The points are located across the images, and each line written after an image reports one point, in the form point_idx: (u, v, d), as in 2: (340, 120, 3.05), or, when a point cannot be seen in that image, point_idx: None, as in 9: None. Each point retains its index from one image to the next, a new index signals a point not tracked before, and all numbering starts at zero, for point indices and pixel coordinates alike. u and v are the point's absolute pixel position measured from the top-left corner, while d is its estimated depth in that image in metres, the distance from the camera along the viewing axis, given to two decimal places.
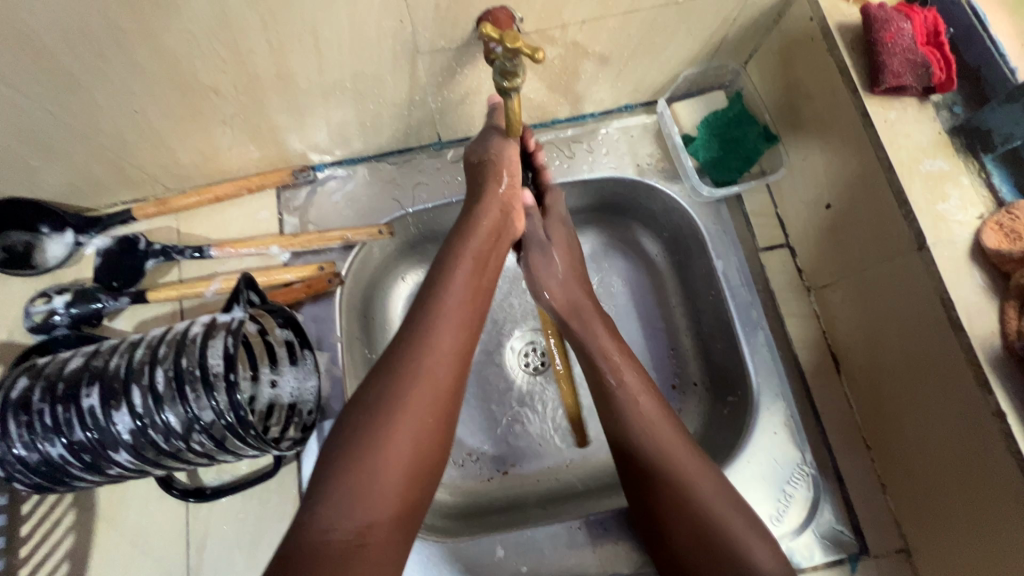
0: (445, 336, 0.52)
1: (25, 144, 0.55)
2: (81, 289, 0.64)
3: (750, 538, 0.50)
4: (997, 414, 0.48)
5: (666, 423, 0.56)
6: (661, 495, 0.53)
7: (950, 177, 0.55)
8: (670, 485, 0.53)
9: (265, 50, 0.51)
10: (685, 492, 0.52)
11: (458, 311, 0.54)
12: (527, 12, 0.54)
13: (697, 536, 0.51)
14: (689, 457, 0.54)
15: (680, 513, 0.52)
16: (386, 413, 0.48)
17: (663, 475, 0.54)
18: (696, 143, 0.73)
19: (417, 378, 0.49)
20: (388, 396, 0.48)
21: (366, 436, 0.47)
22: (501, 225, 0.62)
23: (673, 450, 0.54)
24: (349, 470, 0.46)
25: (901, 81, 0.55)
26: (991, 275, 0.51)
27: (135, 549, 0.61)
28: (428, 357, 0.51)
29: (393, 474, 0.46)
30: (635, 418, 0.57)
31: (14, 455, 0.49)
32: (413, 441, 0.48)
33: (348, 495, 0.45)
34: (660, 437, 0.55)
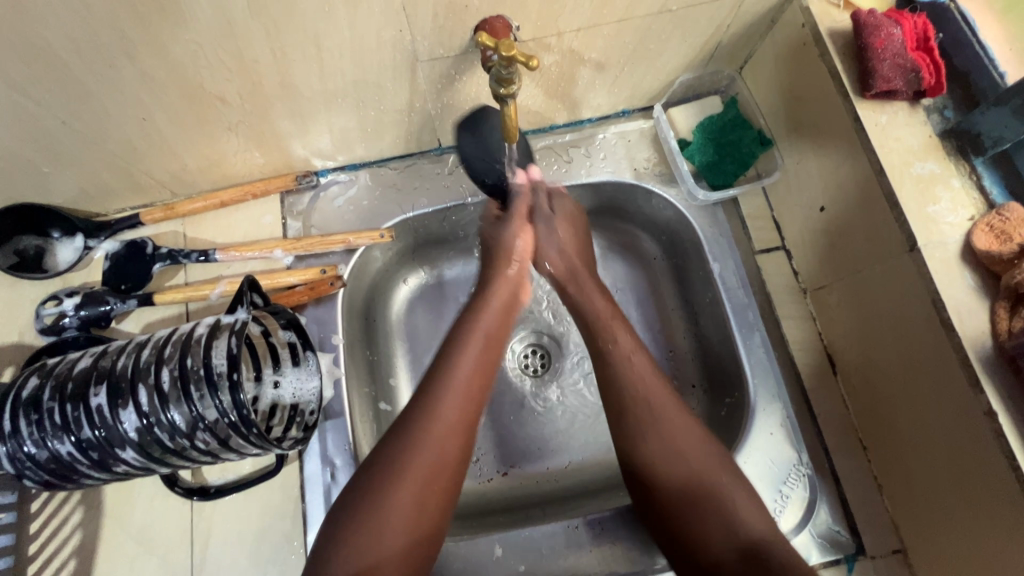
0: (455, 400, 0.54)
1: (38, 151, 0.56)
2: (90, 292, 0.65)
3: (736, 491, 0.52)
4: (989, 413, 0.48)
5: (653, 375, 0.59)
6: (644, 445, 0.55)
7: (941, 179, 0.55)
8: (654, 432, 0.55)
9: (269, 59, 0.53)
10: (670, 441, 0.54)
11: (468, 377, 0.56)
12: (523, 21, 0.55)
13: (687, 488, 0.52)
14: (676, 408, 0.56)
15: (662, 459, 0.54)
16: (395, 471, 0.50)
17: (650, 429, 0.55)
18: (692, 147, 0.73)
19: (425, 433, 0.51)
20: (398, 457, 0.50)
21: (378, 489, 0.49)
22: (512, 302, 0.65)
23: (661, 401, 0.56)
24: (360, 521, 0.48)
25: (891, 85, 0.56)
26: (982, 276, 0.52)
27: (141, 547, 0.62)
28: (439, 416, 0.52)
29: (398, 524, 0.48)
30: (626, 374, 0.59)
31: (24, 452, 0.51)
32: (419, 496, 0.49)
33: (356, 543, 0.47)
34: (647, 391, 0.57)
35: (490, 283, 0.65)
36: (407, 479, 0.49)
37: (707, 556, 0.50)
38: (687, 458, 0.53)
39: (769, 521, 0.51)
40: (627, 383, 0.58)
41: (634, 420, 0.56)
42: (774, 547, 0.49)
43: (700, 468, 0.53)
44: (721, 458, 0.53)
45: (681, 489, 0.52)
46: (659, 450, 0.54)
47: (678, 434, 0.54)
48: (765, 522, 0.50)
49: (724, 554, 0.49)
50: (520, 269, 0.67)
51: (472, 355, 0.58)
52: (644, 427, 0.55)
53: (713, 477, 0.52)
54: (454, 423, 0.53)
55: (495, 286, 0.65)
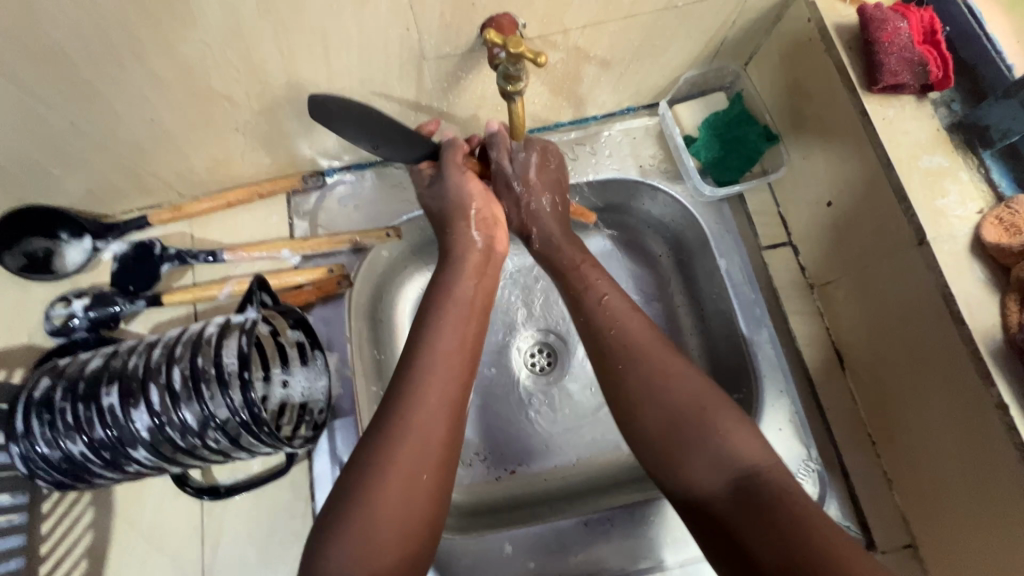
0: (442, 385, 0.53)
1: (48, 153, 0.57)
2: (99, 293, 0.66)
3: (726, 426, 0.51)
4: (1000, 406, 0.48)
5: (634, 318, 0.59)
6: (630, 387, 0.55)
7: (949, 172, 0.55)
8: (638, 375, 0.55)
9: (277, 59, 0.53)
10: (654, 379, 0.54)
11: (451, 354, 0.55)
12: (529, 18, 0.55)
13: (673, 425, 0.52)
14: (657, 348, 0.56)
15: (647, 398, 0.54)
16: (383, 462, 0.48)
17: (632, 372, 0.55)
18: (698, 144, 0.73)
19: (411, 420, 0.50)
20: (381, 450, 0.49)
21: (366, 482, 0.48)
22: (485, 263, 0.63)
23: (644, 344, 0.57)
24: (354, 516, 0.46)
25: (898, 79, 0.56)
26: (991, 269, 0.52)
27: (153, 547, 0.62)
28: (422, 402, 0.51)
29: (393, 517, 0.47)
30: (602, 318, 0.59)
31: (37, 452, 0.51)
32: (409, 482, 0.48)
33: (353, 541, 0.45)
34: (628, 336, 0.57)
35: (455, 245, 0.63)
36: (395, 469, 0.48)
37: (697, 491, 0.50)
38: (672, 396, 0.53)
39: (763, 449, 0.50)
40: (606, 329, 0.58)
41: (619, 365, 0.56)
42: (766, 473, 0.48)
43: (686, 405, 0.53)
44: (706, 393, 0.53)
45: (666, 429, 0.52)
46: (643, 389, 0.54)
47: (663, 377, 0.54)
48: (756, 450, 0.50)
49: (714, 481, 0.49)
50: (483, 227, 0.64)
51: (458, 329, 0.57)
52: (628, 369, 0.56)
53: (700, 411, 0.52)
54: (441, 408, 0.52)
55: (460, 252, 0.63)
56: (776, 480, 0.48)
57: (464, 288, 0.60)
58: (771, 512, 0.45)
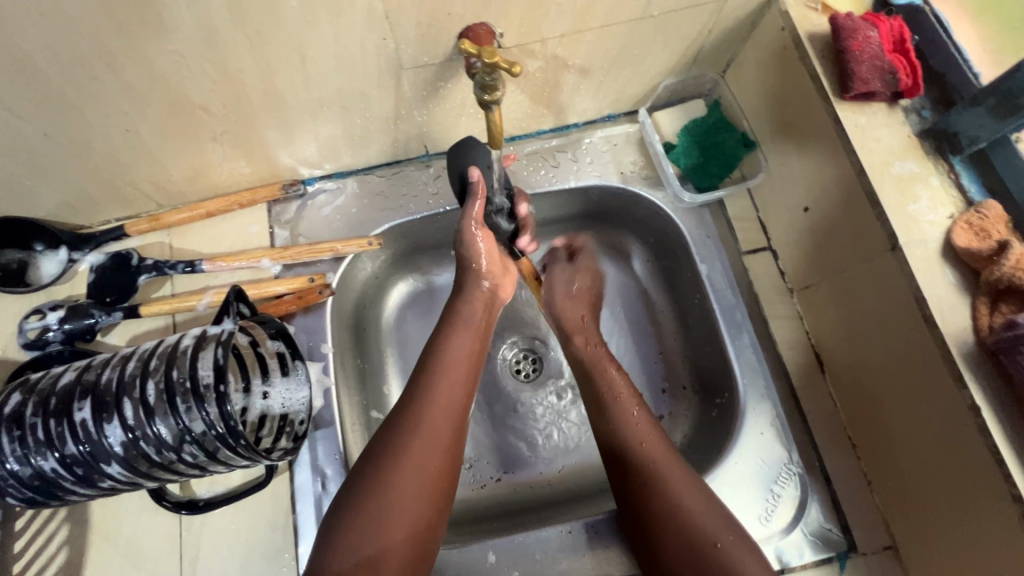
0: (444, 386, 0.56)
1: (20, 164, 0.56)
2: (75, 305, 0.65)
3: (739, 551, 0.50)
4: (973, 408, 0.49)
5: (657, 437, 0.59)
6: (652, 506, 0.54)
7: (921, 178, 0.56)
8: (660, 496, 0.54)
9: (253, 69, 0.53)
10: (674, 501, 0.54)
11: (456, 363, 0.58)
12: (506, 28, 0.55)
13: (689, 551, 0.51)
14: (673, 465, 0.56)
15: (669, 525, 0.53)
16: (389, 458, 0.51)
17: (652, 482, 0.55)
18: (677, 151, 0.74)
19: (420, 418, 0.53)
20: (388, 445, 0.51)
21: (372, 477, 0.50)
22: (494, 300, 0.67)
23: (666, 463, 0.56)
24: (356, 510, 0.48)
25: (869, 87, 0.57)
26: (962, 272, 0.53)
27: (129, 563, 0.61)
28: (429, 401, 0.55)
29: (398, 512, 0.49)
30: (629, 432, 0.60)
31: (6, 470, 0.50)
32: (426, 455, 0.52)
33: (355, 534, 0.47)
34: (648, 450, 0.58)
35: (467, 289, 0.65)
36: (403, 464, 0.51)
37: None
38: (693, 521, 0.52)
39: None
40: (631, 441, 0.59)
41: (641, 474, 0.56)
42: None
43: (707, 530, 0.51)
44: (728, 521, 0.52)
45: (688, 557, 0.51)
46: (663, 510, 0.53)
47: (682, 498, 0.53)
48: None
49: None
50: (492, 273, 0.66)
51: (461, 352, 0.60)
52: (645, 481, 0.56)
53: (720, 541, 0.51)
54: (451, 399, 0.56)
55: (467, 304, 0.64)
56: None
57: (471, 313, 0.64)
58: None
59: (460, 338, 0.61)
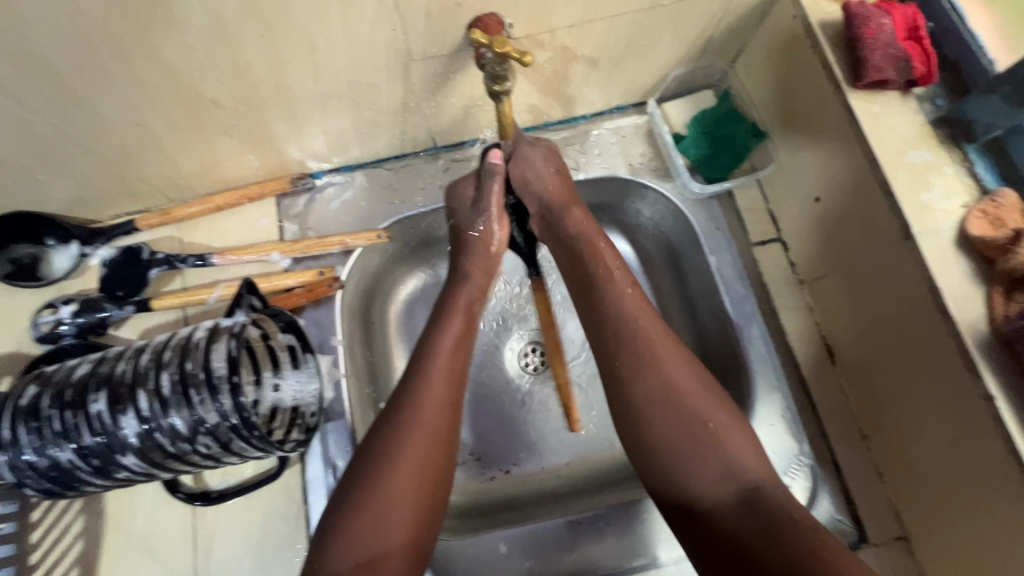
0: (438, 383, 0.54)
1: (32, 158, 0.56)
2: (86, 299, 0.65)
3: (731, 432, 0.50)
4: (987, 398, 0.49)
5: (651, 316, 0.57)
6: (640, 374, 0.53)
7: (935, 167, 0.56)
8: (647, 361, 0.53)
9: (263, 61, 0.53)
10: (668, 379, 0.52)
11: (454, 350, 0.57)
12: (515, 18, 0.55)
13: (677, 425, 0.51)
14: (671, 346, 0.54)
15: (655, 408, 0.52)
16: (384, 462, 0.49)
17: (641, 370, 0.53)
18: (686, 141, 0.74)
19: (415, 416, 0.52)
20: (384, 448, 0.50)
21: (368, 486, 0.48)
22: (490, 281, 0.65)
23: (659, 338, 0.55)
24: (355, 514, 0.47)
25: (883, 75, 0.57)
26: (977, 261, 0.52)
27: (144, 553, 0.62)
28: (423, 404, 0.52)
29: (397, 516, 0.48)
30: (623, 315, 0.57)
31: (24, 460, 0.50)
32: (423, 458, 0.50)
33: (355, 538, 0.46)
34: (641, 329, 0.55)
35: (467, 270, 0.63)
36: (401, 467, 0.49)
37: (698, 493, 0.49)
38: (688, 403, 0.51)
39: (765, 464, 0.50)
40: (627, 320, 0.56)
41: (633, 356, 0.54)
42: (771, 488, 0.48)
43: (699, 411, 0.51)
44: (721, 405, 0.52)
45: (677, 431, 0.51)
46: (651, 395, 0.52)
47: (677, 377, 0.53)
48: (761, 464, 0.50)
49: (721, 490, 0.48)
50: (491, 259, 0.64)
51: (454, 336, 0.58)
52: (635, 371, 0.53)
53: (712, 421, 0.50)
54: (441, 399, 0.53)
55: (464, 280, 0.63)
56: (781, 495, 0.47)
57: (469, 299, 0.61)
58: (786, 533, 0.45)
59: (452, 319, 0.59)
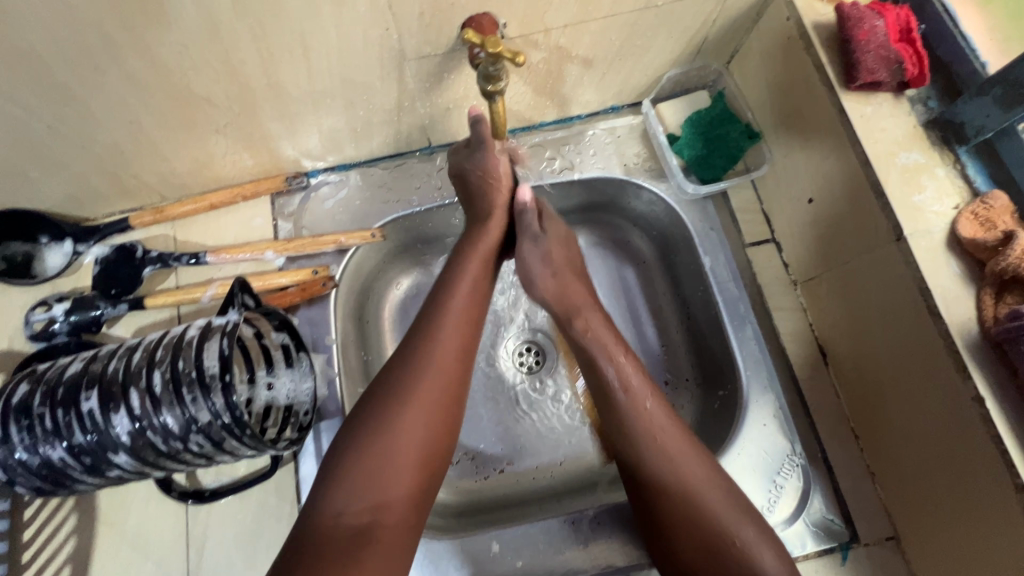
0: (450, 334, 0.55)
1: (24, 156, 0.56)
2: (80, 297, 0.65)
3: (759, 544, 0.50)
4: (977, 399, 0.49)
5: (673, 429, 0.56)
6: (665, 491, 0.53)
7: (926, 169, 0.56)
8: (671, 482, 0.53)
9: (256, 60, 0.53)
10: (695, 502, 0.52)
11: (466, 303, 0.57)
12: (509, 18, 0.55)
13: (702, 546, 0.51)
14: (693, 459, 0.54)
15: (686, 520, 0.52)
16: (393, 405, 0.50)
17: (668, 480, 0.53)
18: (680, 142, 0.73)
19: (429, 354, 0.53)
20: (394, 394, 0.50)
21: (377, 421, 0.49)
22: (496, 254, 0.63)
23: (683, 460, 0.54)
24: (362, 455, 0.48)
25: (875, 77, 0.57)
26: (967, 263, 0.53)
27: (137, 551, 0.62)
28: (435, 355, 0.53)
29: (403, 461, 0.49)
30: (643, 427, 0.56)
31: (15, 458, 0.50)
32: (433, 399, 0.51)
33: (362, 476, 0.47)
34: (659, 436, 0.55)
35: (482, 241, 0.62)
36: (409, 411, 0.50)
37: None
38: (713, 519, 0.51)
39: (794, 574, 0.49)
40: (646, 437, 0.55)
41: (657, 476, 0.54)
42: None
43: (725, 526, 0.51)
44: (744, 513, 0.51)
45: (706, 559, 0.51)
46: (682, 505, 0.52)
47: (696, 481, 0.53)
48: (788, 574, 0.49)
49: None
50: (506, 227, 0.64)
51: (470, 282, 0.58)
52: (662, 477, 0.54)
53: (738, 537, 0.50)
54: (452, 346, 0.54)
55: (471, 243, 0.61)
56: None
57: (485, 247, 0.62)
58: None
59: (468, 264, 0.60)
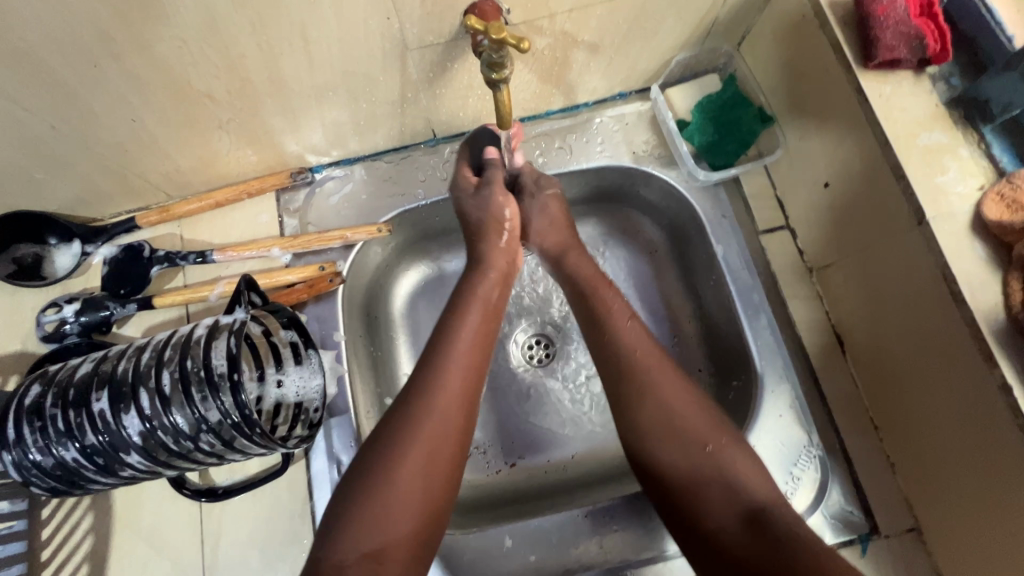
0: (454, 378, 0.53)
1: (29, 158, 0.56)
2: (89, 298, 0.65)
3: (735, 454, 0.50)
4: (1003, 388, 0.47)
5: (650, 346, 0.57)
6: (640, 408, 0.53)
7: (949, 149, 0.54)
8: (649, 397, 0.53)
9: (255, 54, 0.52)
10: (669, 411, 0.52)
11: (485, 309, 0.59)
12: (512, 4, 0.53)
13: (677, 447, 0.51)
14: (663, 367, 0.55)
15: (656, 423, 0.52)
16: (397, 452, 0.48)
17: (645, 396, 0.53)
18: (691, 128, 0.72)
19: (432, 402, 0.51)
20: (391, 442, 0.49)
21: (379, 469, 0.48)
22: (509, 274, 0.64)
23: (656, 369, 0.55)
24: (366, 501, 0.46)
25: (895, 54, 0.55)
26: (993, 247, 0.51)
27: (153, 548, 0.62)
28: (437, 393, 0.52)
29: (402, 508, 0.47)
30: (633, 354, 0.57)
31: (30, 460, 0.51)
32: (438, 445, 0.50)
33: (364, 527, 0.45)
34: (644, 352, 0.56)
35: (484, 254, 0.63)
36: (409, 459, 0.48)
37: (709, 522, 0.48)
38: (688, 424, 0.51)
39: (770, 487, 0.49)
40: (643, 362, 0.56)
41: (633, 387, 0.54)
42: (776, 509, 0.47)
43: (701, 434, 0.51)
44: (718, 424, 0.52)
45: (681, 466, 0.50)
46: (657, 413, 0.52)
47: (674, 394, 0.53)
48: (761, 482, 0.49)
49: (722, 517, 0.48)
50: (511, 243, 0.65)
51: (487, 294, 0.60)
52: (636, 396, 0.54)
53: (713, 443, 0.50)
54: (456, 389, 0.53)
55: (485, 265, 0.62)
56: (787, 516, 0.47)
57: (488, 289, 0.61)
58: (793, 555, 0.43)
59: (473, 304, 0.59)
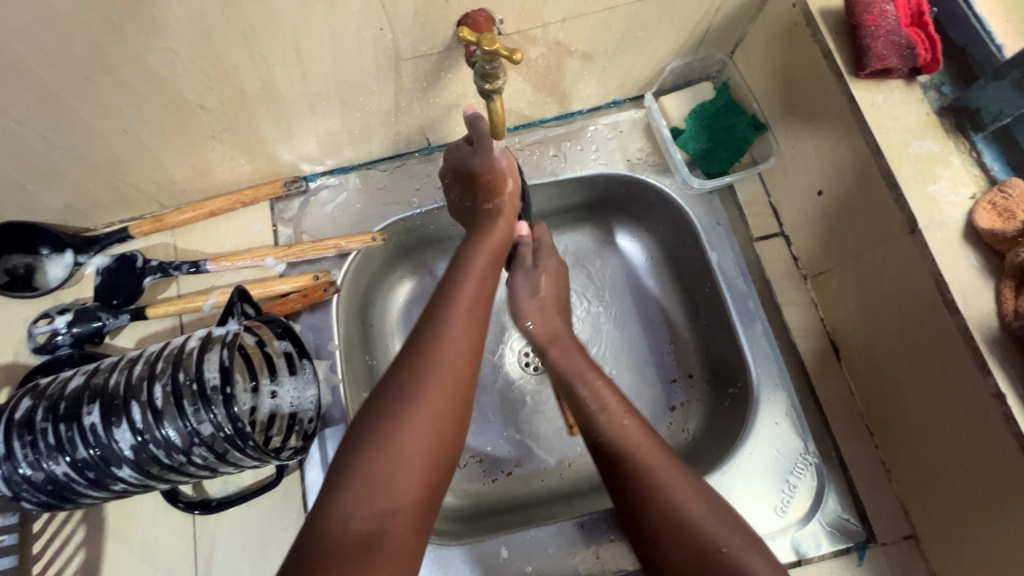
0: (458, 330, 0.52)
1: (21, 169, 0.56)
2: (81, 309, 0.65)
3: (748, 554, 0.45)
4: (998, 395, 0.47)
5: (646, 438, 0.54)
6: (642, 503, 0.50)
7: (940, 158, 0.54)
8: (649, 489, 0.50)
9: (249, 64, 0.52)
10: (672, 507, 0.48)
11: (488, 263, 0.59)
12: (506, 14, 0.54)
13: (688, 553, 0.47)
14: (659, 456, 0.52)
15: (660, 520, 0.48)
16: (400, 405, 0.47)
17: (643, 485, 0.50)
18: (685, 135, 0.72)
19: (437, 355, 0.50)
20: (397, 396, 0.47)
21: (381, 424, 0.46)
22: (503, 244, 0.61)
23: (651, 458, 0.52)
24: (369, 459, 0.44)
25: (886, 64, 0.55)
26: (986, 255, 0.51)
27: (146, 562, 0.61)
28: (442, 346, 0.50)
29: (408, 465, 0.45)
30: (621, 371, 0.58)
31: (19, 475, 0.50)
32: (445, 402, 0.48)
33: (367, 486, 0.43)
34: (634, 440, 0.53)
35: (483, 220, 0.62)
36: (415, 411, 0.47)
37: None
38: (690, 523, 0.47)
39: None
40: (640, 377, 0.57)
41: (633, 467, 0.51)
42: None
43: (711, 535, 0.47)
44: (729, 521, 0.48)
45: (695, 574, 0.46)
46: (658, 510, 0.49)
47: (670, 483, 0.50)
48: None
49: None
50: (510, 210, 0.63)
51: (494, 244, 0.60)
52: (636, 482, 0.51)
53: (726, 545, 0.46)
54: (461, 339, 0.51)
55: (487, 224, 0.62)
56: None
57: (496, 236, 0.61)
58: None
59: (479, 251, 0.59)
